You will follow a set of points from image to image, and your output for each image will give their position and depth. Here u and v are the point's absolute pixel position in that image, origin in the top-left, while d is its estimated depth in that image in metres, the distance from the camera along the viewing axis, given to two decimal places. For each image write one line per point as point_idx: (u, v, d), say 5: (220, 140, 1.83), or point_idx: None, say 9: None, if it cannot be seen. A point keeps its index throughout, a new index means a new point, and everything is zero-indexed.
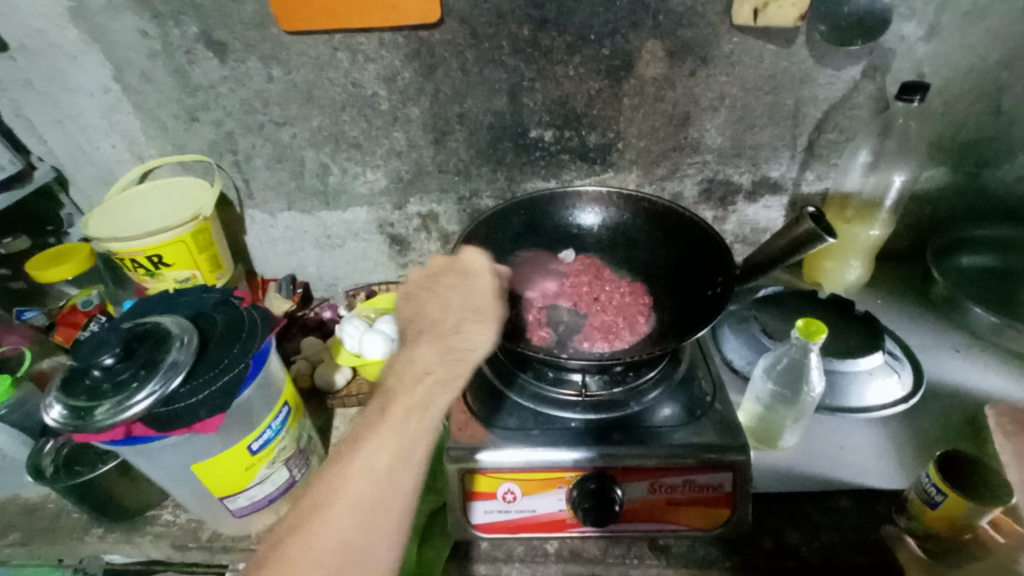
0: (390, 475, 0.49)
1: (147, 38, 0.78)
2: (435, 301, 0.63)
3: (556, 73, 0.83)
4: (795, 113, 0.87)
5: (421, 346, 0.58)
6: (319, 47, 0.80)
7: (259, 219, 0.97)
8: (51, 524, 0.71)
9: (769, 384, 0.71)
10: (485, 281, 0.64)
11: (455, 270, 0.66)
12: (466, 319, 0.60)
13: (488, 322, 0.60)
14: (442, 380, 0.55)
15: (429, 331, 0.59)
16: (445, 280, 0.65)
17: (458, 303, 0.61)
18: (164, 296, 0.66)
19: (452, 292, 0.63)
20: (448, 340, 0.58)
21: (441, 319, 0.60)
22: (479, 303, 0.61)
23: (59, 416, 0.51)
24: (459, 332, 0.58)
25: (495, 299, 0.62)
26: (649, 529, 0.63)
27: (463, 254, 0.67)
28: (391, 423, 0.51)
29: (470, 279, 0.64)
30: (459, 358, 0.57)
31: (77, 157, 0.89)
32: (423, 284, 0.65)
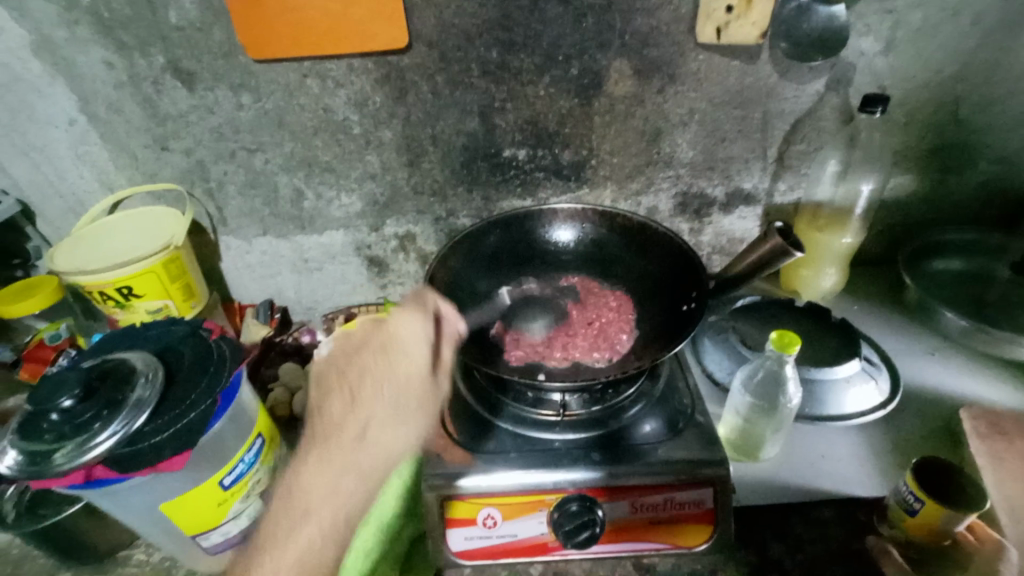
0: None
1: (113, 69, 0.78)
2: (348, 389, 0.68)
3: (527, 93, 0.84)
4: (763, 126, 0.89)
5: (316, 453, 0.62)
6: (288, 74, 0.80)
7: (234, 245, 0.96)
8: (15, 569, 0.69)
9: (747, 397, 0.71)
10: (410, 367, 0.69)
11: (379, 343, 0.71)
12: (380, 414, 0.65)
13: (412, 423, 0.66)
14: (357, 475, 0.61)
15: (330, 434, 0.63)
16: (362, 357, 0.70)
17: (373, 390, 0.67)
18: (129, 331, 0.65)
19: (368, 376, 0.68)
20: (348, 448, 0.62)
21: (348, 420, 0.65)
22: (403, 385, 0.68)
23: (15, 463, 0.49)
24: (372, 429, 0.64)
25: (427, 378, 0.69)
26: (633, 548, 0.63)
27: (392, 323, 0.72)
28: (288, 568, 0.53)
29: (396, 355, 0.70)
30: (373, 467, 0.62)
31: (44, 189, 0.88)
32: (342, 360, 0.72)
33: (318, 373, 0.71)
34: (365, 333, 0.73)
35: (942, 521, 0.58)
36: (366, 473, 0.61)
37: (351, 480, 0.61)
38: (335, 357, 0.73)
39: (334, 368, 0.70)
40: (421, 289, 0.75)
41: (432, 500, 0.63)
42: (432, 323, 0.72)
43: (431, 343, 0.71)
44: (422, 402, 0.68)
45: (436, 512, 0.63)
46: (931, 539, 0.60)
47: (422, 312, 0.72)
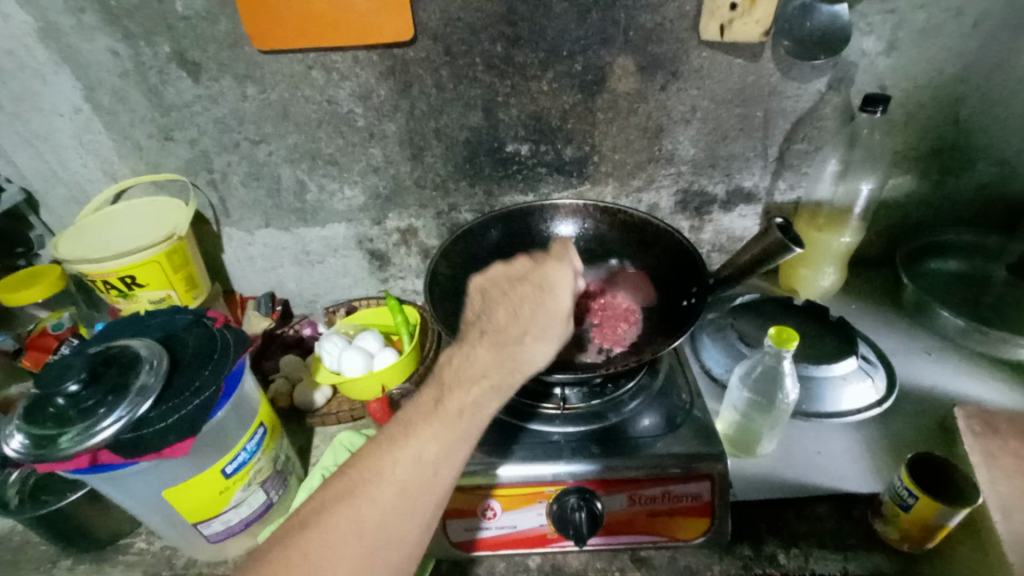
0: (422, 479, 0.47)
1: (118, 58, 0.78)
2: (506, 304, 0.59)
3: (530, 89, 0.84)
4: (764, 124, 0.89)
5: (482, 349, 0.55)
6: (293, 66, 0.80)
7: (236, 237, 0.96)
8: (17, 555, 0.69)
9: (744, 392, 0.71)
10: (557, 304, 0.60)
11: (534, 280, 0.61)
12: (531, 334, 0.57)
13: (553, 346, 0.58)
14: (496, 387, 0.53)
15: (495, 336, 0.56)
16: (519, 288, 0.60)
17: (529, 313, 0.58)
18: (134, 319, 0.65)
19: (523, 300, 0.59)
20: (510, 352, 0.56)
21: (506, 326, 0.57)
22: (549, 320, 0.59)
23: (21, 447, 0.50)
24: (523, 346, 0.56)
25: (564, 324, 0.60)
26: (630, 540, 0.64)
27: (548, 266, 0.62)
28: (432, 430, 0.49)
29: (548, 296, 0.60)
30: (512, 375, 0.55)
31: (47, 178, 0.88)
32: (494, 286, 0.61)
33: (481, 284, 0.62)
34: (519, 266, 0.63)
35: (936, 515, 0.59)
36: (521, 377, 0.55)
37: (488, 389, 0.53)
38: (489, 283, 0.61)
39: (501, 281, 0.61)
40: (568, 244, 0.66)
41: None
42: (575, 277, 0.63)
43: (575, 298, 0.62)
44: (564, 331, 0.60)
45: None
46: (925, 533, 0.61)
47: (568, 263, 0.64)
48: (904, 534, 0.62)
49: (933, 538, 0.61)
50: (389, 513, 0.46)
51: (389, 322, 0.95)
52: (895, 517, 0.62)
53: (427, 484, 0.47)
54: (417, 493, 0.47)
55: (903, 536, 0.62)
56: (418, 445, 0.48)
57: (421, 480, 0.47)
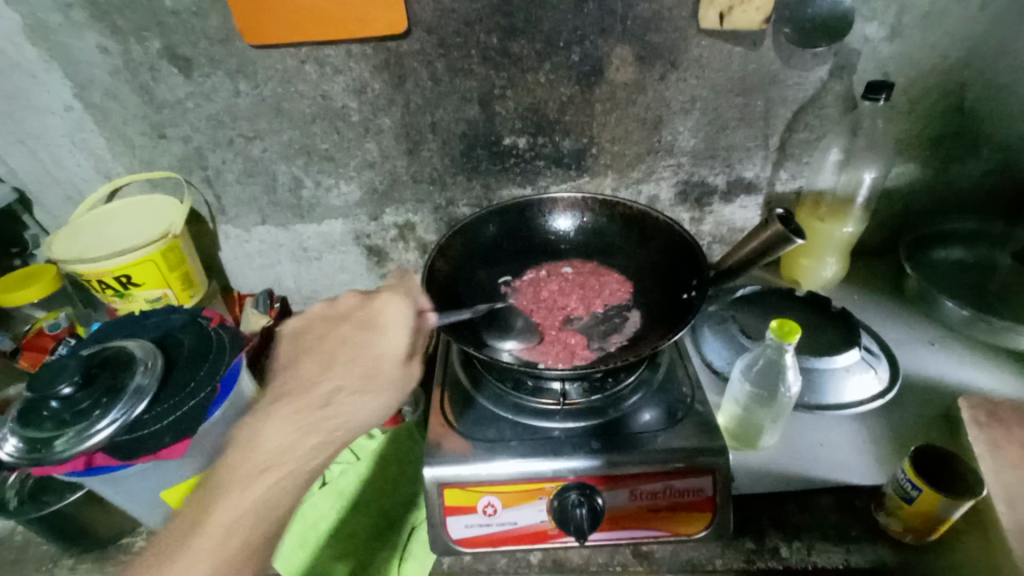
0: (250, 531, 0.50)
1: (109, 55, 0.77)
2: (310, 357, 0.61)
3: (527, 80, 0.83)
4: (765, 114, 0.88)
5: (270, 422, 0.54)
6: (286, 60, 0.79)
7: (233, 234, 0.95)
8: (19, 556, 0.69)
9: (745, 385, 0.71)
10: (387, 345, 0.62)
11: (362, 314, 0.65)
12: (375, 340, 0.62)
13: (374, 395, 0.59)
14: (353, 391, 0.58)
15: (292, 395, 0.57)
16: (347, 316, 0.65)
17: (360, 331, 0.63)
18: (128, 319, 0.64)
19: (339, 347, 0.62)
20: (354, 368, 0.60)
21: (313, 382, 0.58)
22: (371, 370, 0.60)
23: (15, 449, 0.49)
24: (369, 352, 0.61)
25: (408, 332, 0.63)
26: (632, 535, 0.63)
27: (379, 295, 0.66)
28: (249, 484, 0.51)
29: (377, 334, 0.63)
30: (371, 378, 0.60)
31: (40, 177, 0.87)
32: (314, 333, 0.64)
33: (302, 321, 0.67)
34: (343, 304, 0.67)
35: (940, 507, 0.58)
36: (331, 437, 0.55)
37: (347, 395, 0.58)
38: (297, 329, 0.66)
39: (325, 314, 0.66)
40: (408, 278, 0.71)
41: (431, 486, 0.63)
42: (416, 312, 0.65)
43: (412, 333, 0.63)
44: (391, 378, 0.60)
45: (436, 498, 0.63)
46: (929, 525, 0.60)
47: (406, 295, 0.66)
48: (907, 526, 0.61)
49: (937, 530, 0.61)
50: (263, 473, 0.52)
51: None
52: (898, 510, 0.62)
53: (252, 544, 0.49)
54: (248, 550, 0.49)
55: (905, 529, 0.62)
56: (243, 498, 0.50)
57: (290, 438, 0.53)
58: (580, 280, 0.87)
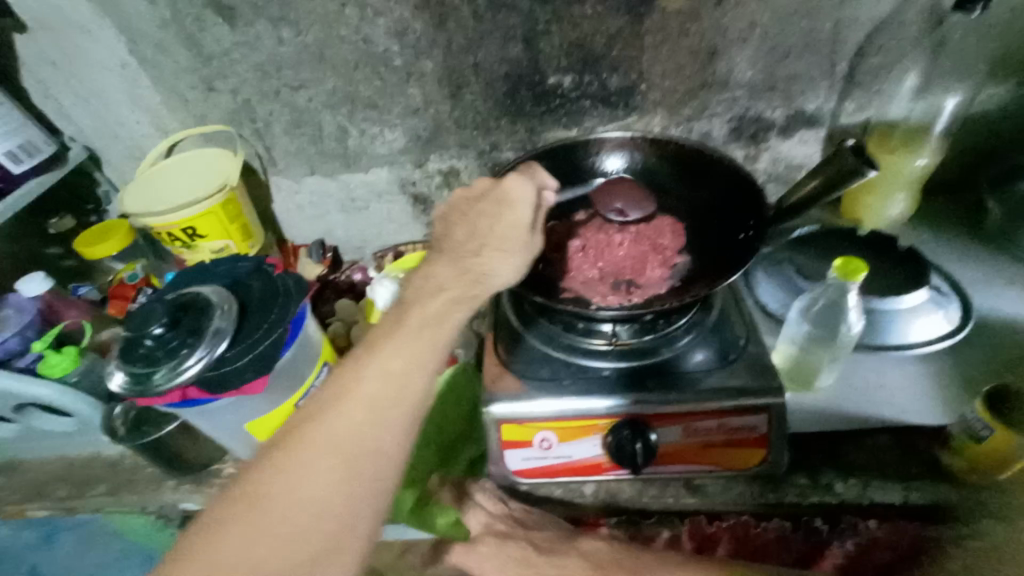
0: (402, 374, 0.49)
1: (156, 8, 0.78)
2: (463, 223, 0.65)
3: (573, 13, 0.78)
4: (833, 37, 0.81)
5: (443, 263, 0.60)
6: (326, 4, 0.77)
7: (284, 186, 0.97)
8: (131, 477, 0.78)
9: (804, 326, 0.69)
10: (516, 216, 0.64)
11: (493, 198, 0.65)
12: (490, 246, 0.62)
13: (512, 256, 0.62)
14: (458, 297, 0.57)
15: (454, 252, 0.62)
16: (478, 207, 0.65)
17: (487, 230, 0.63)
18: (200, 267, 0.68)
19: (481, 217, 0.64)
20: (468, 263, 0.60)
21: (466, 241, 0.63)
22: (508, 232, 0.63)
23: (121, 383, 0.54)
24: (480, 256, 0.61)
25: (526, 236, 0.63)
26: (685, 469, 0.65)
27: (505, 181, 0.66)
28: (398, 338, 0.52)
29: (507, 209, 0.64)
30: (475, 281, 0.59)
31: (105, 135, 0.91)
32: (459, 209, 0.66)
33: (443, 212, 0.67)
34: (478, 186, 0.67)
35: (1015, 446, 0.58)
36: (487, 285, 0.59)
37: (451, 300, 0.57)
38: (450, 207, 0.67)
39: (462, 205, 0.67)
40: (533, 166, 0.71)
41: (490, 422, 0.65)
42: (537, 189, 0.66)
43: (535, 210, 0.65)
44: (527, 245, 0.63)
45: (494, 434, 0.66)
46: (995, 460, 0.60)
47: (530, 179, 0.67)
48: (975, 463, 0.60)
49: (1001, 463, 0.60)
50: (379, 398, 0.48)
51: None
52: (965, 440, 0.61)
53: (399, 391, 0.49)
54: (399, 389, 0.49)
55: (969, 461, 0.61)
56: (394, 354, 0.50)
57: (390, 390, 0.48)
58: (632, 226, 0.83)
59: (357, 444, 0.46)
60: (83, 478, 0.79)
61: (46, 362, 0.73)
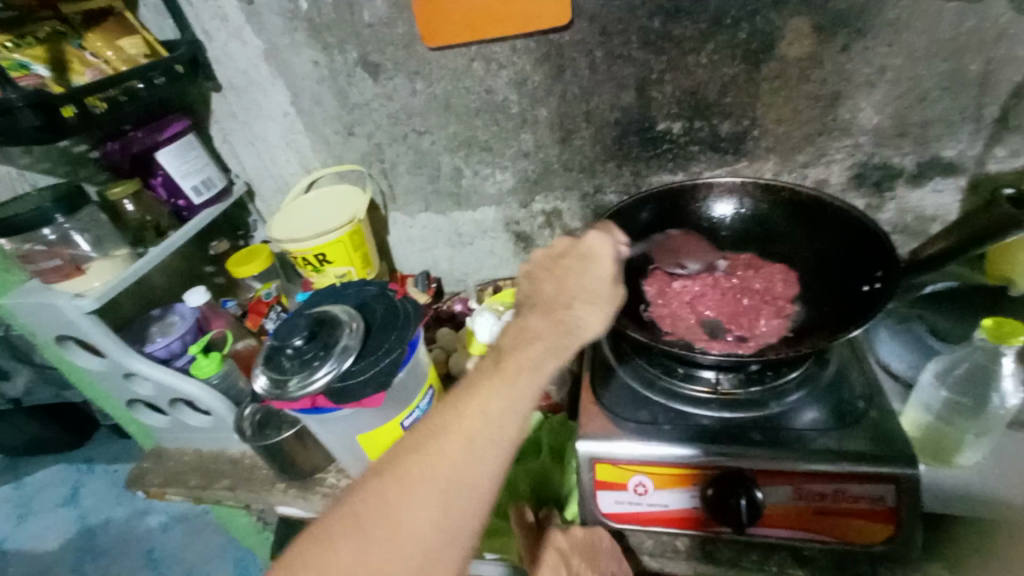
0: (498, 423, 0.49)
1: (318, 67, 0.91)
2: (552, 278, 0.65)
3: (687, 63, 0.81)
4: (979, 81, 0.75)
5: (535, 316, 0.61)
6: (457, 60, 0.86)
7: (400, 220, 1.07)
8: (249, 475, 0.86)
9: (942, 392, 0.63)
10: (599, 270, 0.64)
11: (577, 253, 0.66)
12: (580, 299, 0.62)
13: (599, 308, 0.62)
14: (552, 346, 0.57)
15: (551, 305, 0.61)
16: (563, 263, 0.66)
17: (573, 284, 0.63)
18: (331, 289, 0.76)
19: (568, 273, 0.65)
20: (559, 318, 0.60)
21: (556, 295, 0.63)
22: (594, 285, 0.63)
23: (262, 385, 0.62)
24: (572, 310, 0.61)
25: (612, 287, 0.63)
26: (796, 536, 0.60)
27: (585, 240, 0.67)
28: (497, 382, 0.52)
29: (590, 264, 0.65)
30: (568, 333, 0.59)
31: (261, 172, 1.06)
32: (544, 267, 0.67)
33: (525, 270, 0.68)
34: (558, 245, 0.69)
35: None
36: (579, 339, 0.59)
37: (545, 349, 0.57)
38: (536, 265, 0.67)
39: (545, 263, 0.67)
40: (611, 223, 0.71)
41: (584, 460, 0.65)
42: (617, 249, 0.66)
43: (617, 265, 0.65)
44: (614, 299, 0.63)
45: (588, 472, 0.65)
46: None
47: (611, 234, 0.68)
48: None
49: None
50: (474, 444, 0.47)
51: None
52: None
53: (493, 439, 0.48)
54: (491, 438, 0.48)
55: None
56: (492, 399, 0.50)
57: (484, 437, 0.48)
58: (738, 272, 0.82)
59: (449, 491, 0.45)
60: (211, 471, 0.89)
61: (197, 365, 0.85)
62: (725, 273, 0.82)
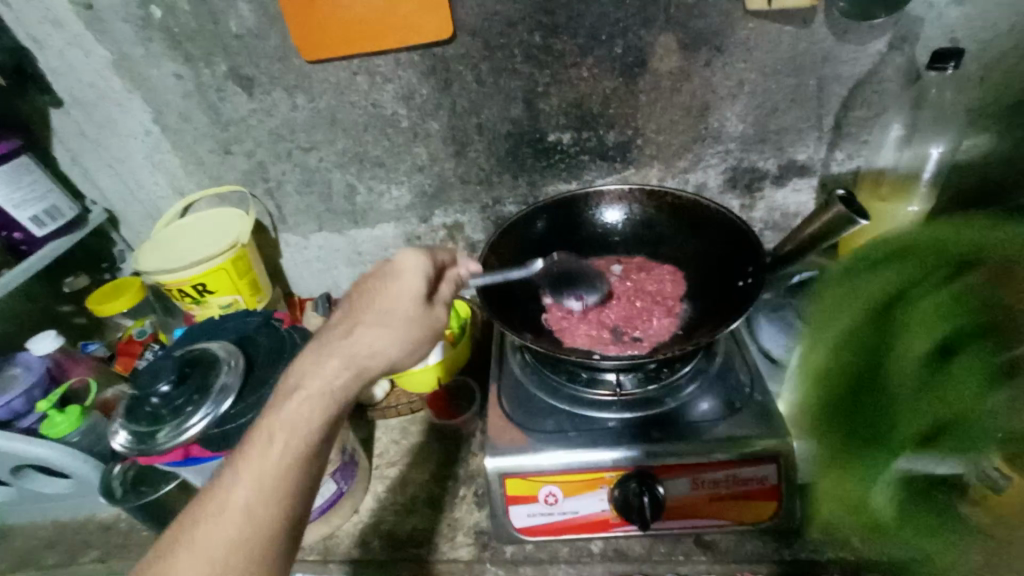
0: (290, 436, 0.49)
1: (182, 81, 0.83)
2: (354, 297, 0.62)
3: (570, 76, 0.83)
4: (818, 93, 0.85)
5: (333, 335, 0.58)
6: (338, 73, 0.83)
7: (293, 242, 1.01)
8: (125, 540, 0.76)
9: (809, 373, 0.68)
10: (405, 287, 0.62)
11: (381, 273, 0.64)
12: (375, 320, 0.59)
13: (402, 333, 0.60)
14: (342, 364, 0.55)
15: (347, 323, 0.60)
16: (362, 285, 0.63)
17: (367, 305, 0.60)
18: (208, 323, 0.70)
19: (369, 291, 0.62)
20: (340, 349, 0.56)
21: (351, 315, 0.60)
22: (392, 307, 0.61)
23: (125, 441, 0.56)
24: (356, 337, 0.57)
25: (416, 308, 0.62)
26: (696, 523, 0.63)
27: (397, 256, 0.64)
28: (285, 403, 0.52)
29: (392, 284, 0.62)
30: (363, 356, 0.57)
31: (124, 197, 0.95)
32: (353, 286, 0.64)
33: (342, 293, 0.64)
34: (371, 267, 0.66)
35: None
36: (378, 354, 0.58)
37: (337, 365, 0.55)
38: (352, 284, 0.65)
39: (354, 284, 0.64)
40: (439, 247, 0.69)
41: (494, 477, 0.64)
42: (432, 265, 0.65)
43: (427, 280, 0.64)
44: (418, 320, 0.61)
45: (500, 488, 0.65)
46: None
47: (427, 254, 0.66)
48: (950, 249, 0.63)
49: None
50: (270, 457, 0.48)
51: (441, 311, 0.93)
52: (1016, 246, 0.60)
53: (287, 450, 0.49)
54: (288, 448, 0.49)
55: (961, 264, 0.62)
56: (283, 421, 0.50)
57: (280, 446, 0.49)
58: (631, 275, 0.85)
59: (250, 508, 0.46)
60: (76, 543, 0.77)
61: (49, 422, 0.74)
62: (619, 277, 0.85)
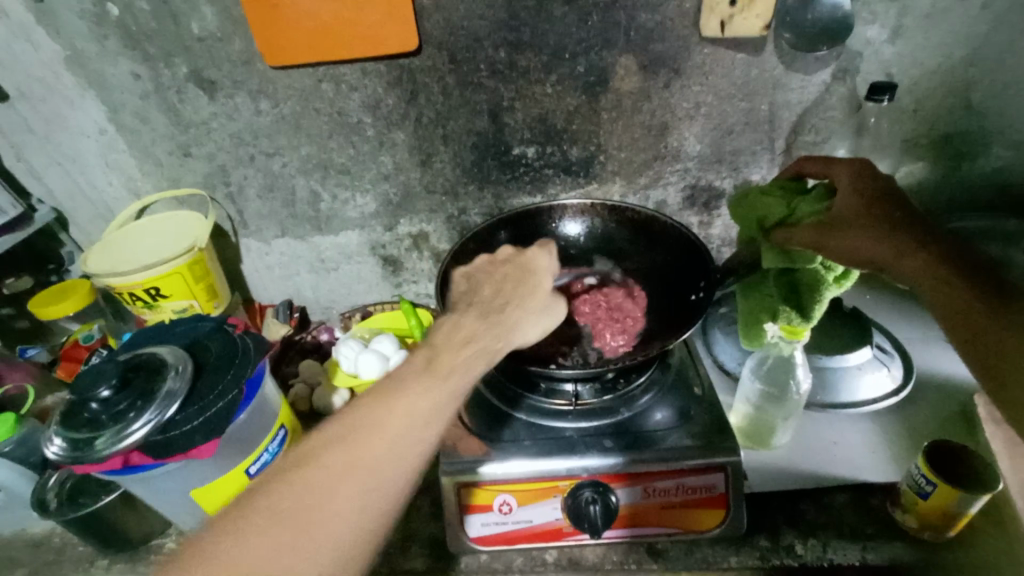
0: (411, 425, 0.51)
1: (140, 80, 0.82)
2: (490, 285, 0.70)
3: (535, 91, 0.85)
4: (769, 118, 0.89)
5: (460, 326, 0.62)
6: (303, 80, 0.83)
7: (254, 247, 0.99)
8: (58, 556, 0.72)
9: (756, 384, 0.71)
10: (536, 282, 0.71)
11: (515, 261, 0.73)
12: (513, 305, 0.67)
13: (538, 318, 0.67)
14: (483, 350, 0.60)
15: (478, 311, 0.65)
16: (504, 271, 0.72)
17: (511, 291, 0.69)
18: (158, 327, 0.68)
19: (507, 282, 0.70)
20: (495, 322, 0.64)
21: (491, 301, 0.67)
22: (525, 295, 0.69)
23: (60, 450, 0.53)
24: (506, 314, 0.65)
25: (547, 298, 0.69)
26: (646, 531, 0.64)
27: (528, 252, 0.75)
28: (414, 392, 0.53)
29: (527, 275, 0.72)
30: (497, 341, 0.62)
31: (75, 197, 0.92)
32: (482, 275, 0.72)
33: (465, 273, 0.74)
34: (501, 254, 0.75)
35: (955, 502, 0.58)
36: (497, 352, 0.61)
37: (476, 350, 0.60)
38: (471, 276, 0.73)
39: (485, 268, 0.73)
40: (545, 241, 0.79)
41: (447, 485, 0.64)
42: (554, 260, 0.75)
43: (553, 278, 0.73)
44: (549, 310, 0.68)
45: (452, 497, 0.65)
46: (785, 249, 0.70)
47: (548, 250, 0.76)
48: (757, 219, 0.74)
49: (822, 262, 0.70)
50: (389, 445, 0.49)
51: (403, 325, 0.97)
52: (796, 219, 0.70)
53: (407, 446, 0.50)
54: (403, 440, 0.50)
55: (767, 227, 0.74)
56: (403, 412, 0.52)
57: (400, 439, 0.50)
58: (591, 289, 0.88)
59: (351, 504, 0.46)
60: (3, 560, 0.73)
61: None
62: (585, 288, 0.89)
